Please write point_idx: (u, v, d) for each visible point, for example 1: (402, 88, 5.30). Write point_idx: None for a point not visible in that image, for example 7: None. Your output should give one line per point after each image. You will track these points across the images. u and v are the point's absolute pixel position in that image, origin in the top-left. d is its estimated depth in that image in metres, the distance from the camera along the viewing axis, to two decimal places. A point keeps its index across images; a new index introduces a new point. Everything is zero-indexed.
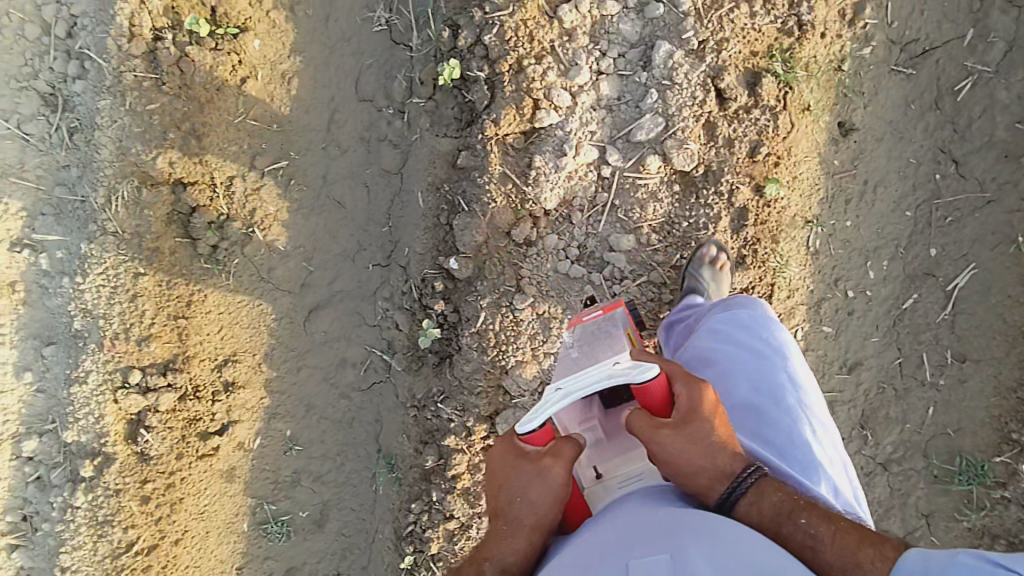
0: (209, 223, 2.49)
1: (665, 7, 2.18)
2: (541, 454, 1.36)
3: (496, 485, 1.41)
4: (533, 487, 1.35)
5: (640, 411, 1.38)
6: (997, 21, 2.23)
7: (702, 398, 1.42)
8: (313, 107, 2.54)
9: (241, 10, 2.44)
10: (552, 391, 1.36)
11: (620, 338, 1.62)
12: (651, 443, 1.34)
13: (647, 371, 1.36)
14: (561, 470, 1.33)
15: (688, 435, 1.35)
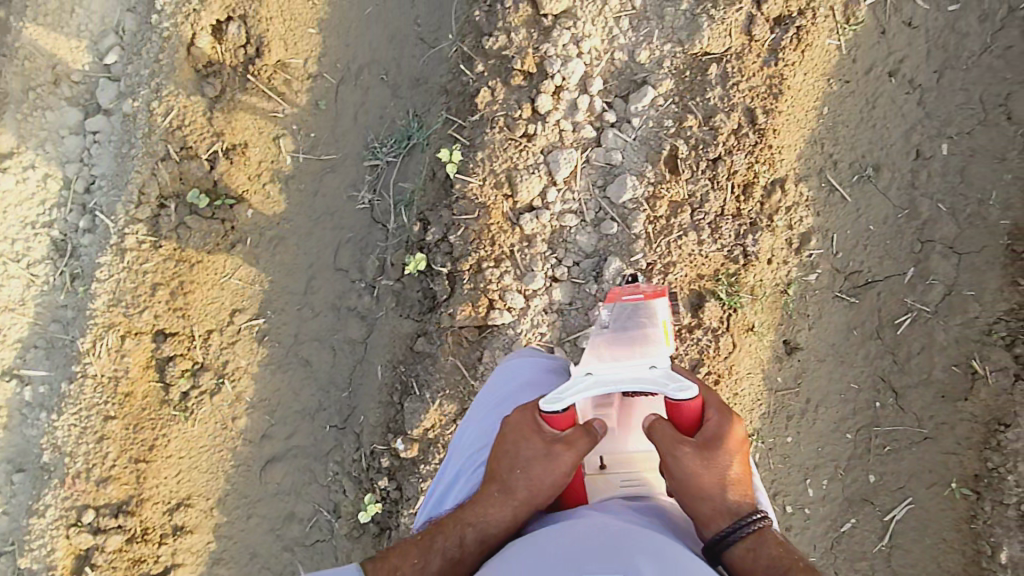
0: (183, 371, 2.65)
1: (619, 225, 2.35)
2: (554, 439, 1.54)
3: (502, 451, 1.60)
4: (536, 465, 1.54)
5: (665, 423, 1.54)
6: (937, 264, 2.33)
7: (728, 431, 1.56)
8: (294, 272, 2.76)
9: (239, 183, 2.68)
10: (583, 375, 1.55)
11: (656, 326, 1.68)
12: (667, 452, 1.52)
13: (684, 392, 1.49)
14: (570, 458, 1.52)
15: (702, 459, 1.51)
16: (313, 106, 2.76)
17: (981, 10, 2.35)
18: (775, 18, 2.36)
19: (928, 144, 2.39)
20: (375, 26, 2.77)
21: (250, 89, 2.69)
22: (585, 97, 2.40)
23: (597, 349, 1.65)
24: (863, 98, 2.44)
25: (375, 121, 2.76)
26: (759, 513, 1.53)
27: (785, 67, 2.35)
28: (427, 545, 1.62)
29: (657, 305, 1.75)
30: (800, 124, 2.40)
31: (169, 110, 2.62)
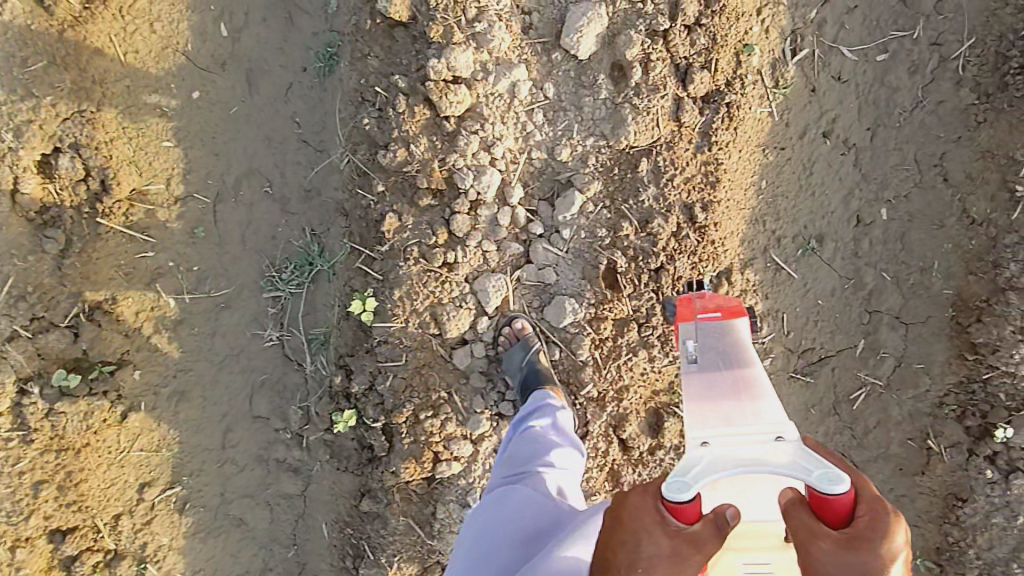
0: (95, 565, 2.34)
1: (562, 350, 2.17)
2: (680, 532, 1.11)
3: (620, 544, 1.13)
4: (659, 573, 1.08)
5: (807, 505, 1.12)
6: (887, 337, 2.27)
7: (892, 535, 1.06)
8: (207, 426, 2.41)
9: (116, 346, 2.26)
10: (700, 451, 1.26)
11: (753, 372, 1.49)
12: (805, 544, 1.07)
13: (838, 483, 1.10)
14: (701, 563, 1.09)
15: (853, 567, 1.03)
16: (187, 236, 2.31)
17: (912, 60, 2.17)
18: (704, 95, 2.11)
19: (868, 210, 2.25)
20: (243, 128, 2.31)
21: (104, 233, 2.23)
22: (506, 211, 2.12)
23: (698, 409, 1.42)
24: (800, 165, 2.25)
25: (266, 243, 2.36)
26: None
27: (719, 151, 2.13)
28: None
29: (738, 326, 1.58)
30: (740, 206, 2.22)
31: (4, 276, 2.14)
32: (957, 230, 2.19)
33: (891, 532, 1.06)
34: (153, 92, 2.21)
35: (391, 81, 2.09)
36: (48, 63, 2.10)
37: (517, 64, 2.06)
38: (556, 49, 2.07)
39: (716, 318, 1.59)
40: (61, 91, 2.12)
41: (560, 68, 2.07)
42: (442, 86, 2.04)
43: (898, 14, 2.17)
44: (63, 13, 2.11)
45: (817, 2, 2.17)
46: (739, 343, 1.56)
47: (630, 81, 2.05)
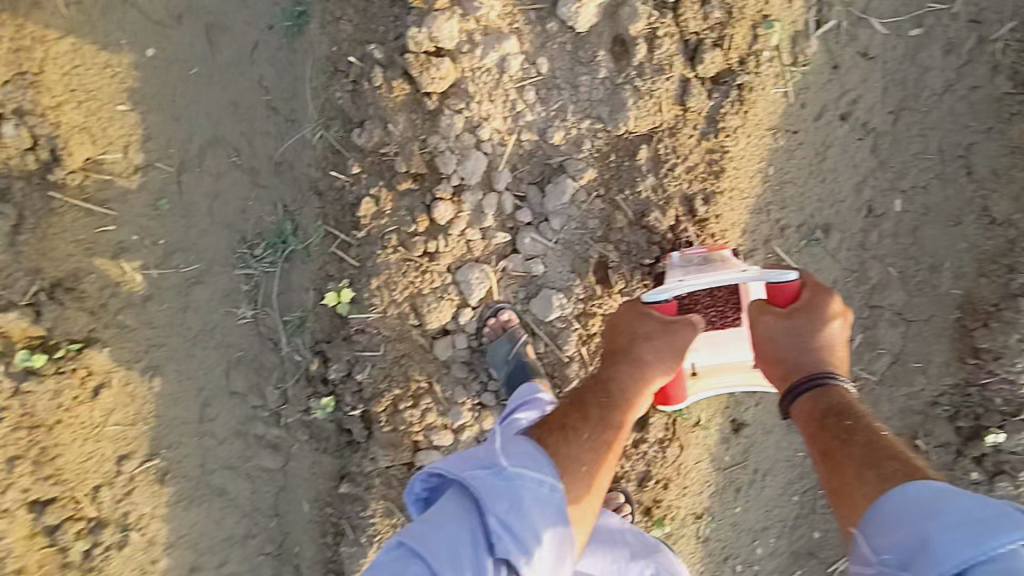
0: (78, 533, 2.32)
1: (547, 343, 2.06)
2: (667, 320, 1.75)
3: (621, 331, 1.78)
4: (656, 339, 1.72)
5: (764, 303, 1.73)
6: (886, 334, 2.15)
7: (826, 306, 1.69)
8: (183, 399, 2.33)
9: (80, 325, 2.17)
10: (677, 281, 1.76)
11: (729, 251, 1.86)
12: (757, 320, 1.72)
13: (781, 275, 1.65)
14: (688, 331, 1.72)
15: (787, 327, 1.67)
16: (151, 208, 2.16)
17: (948, 37, 2.01)
18: (713, 76, 1.93)
19: (881, 201, 2.09)
20: (206, 90, 2.11)
21: (58, 208, 2.08)
22: (493, 196, 1.96)
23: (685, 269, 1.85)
24: (813, 149, 2.05)
25: (235, 216, 2.20)
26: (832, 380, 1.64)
27: (726, 137, 1.95)
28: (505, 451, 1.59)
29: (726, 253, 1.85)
30: (745, 195, 2.03)
31: None
32: (975, 228, 2.07)
33: (827, 309, 1.68)
34: (104, 51, 2.02)
35: (367, 50, 1.89)
36: None
37: (508, 34, 1.85)
38: (551, 18, 1.86)
39: (703, 254, 1.90)
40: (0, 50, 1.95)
41: (555, 40, 1.87)
42: (423, 59, 1.83)
43: None
44: None
45: None
46: (726, 260, 1.82)
47: (633, 59, 1.86)
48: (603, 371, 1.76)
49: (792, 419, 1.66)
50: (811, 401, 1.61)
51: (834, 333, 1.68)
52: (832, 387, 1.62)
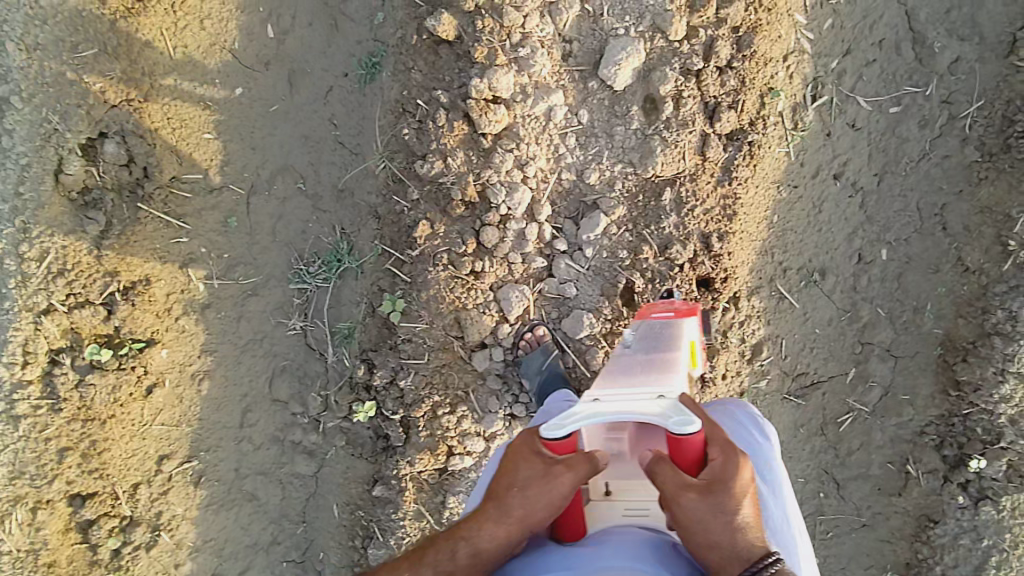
0: (110, 529, 2.38)
1: (574, 359, 2.28)
2: (554, 462, 1.44)
3: (502, 470, 1.52)
4: (534, 485, 1.44)
5: (670, 463, 1.40)
6: (876, 367, 2.41)
7: (734, 473, 1.43)
8: (226, 403, 2.47)
9: (146, 324, 2.34)
10: (588, 400, 1.49)
11: (677, 352, 1.73)
12: (674, 500, 1.38)
13: (687, 425, 1.38)
14: (569, 481, 1.40)
15: (709, 506, 1.37)
16: (221, 225, 2.39)
17: (923, 114, 2.33)
18: (728, 133, 2.24)
19: (870, 249, 2.38)
20: (282, 123, 2.39)
21: (143, 217, 2.31)
22: (534, 226, 2.23)
23: (603, 380, 1.61)
24: (811, 202, 2.37)
25: (296, 236, 2.43)
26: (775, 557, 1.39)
27: (738, 186, 2.26)
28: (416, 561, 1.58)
29: (686, 324, 1.84)
30: (752, 238, 2.34)
31: (45, 253, 2.22)
32: (951, 275, 2.35)
33: (740, 475, 1.43)
34: (198, 85, 2.30)
35: (434, 95, 2.20)
36: (98, 52, 2.20)
37: (554, 88, 2.17)
38: (593, 77, 2.18)
39: (669, 316, 1.90)
40: (111, 82, 2.22)
41: (595, 95, 2.19)
42: (482, 105, 2.13)
43: (914, 70, 2.32)
44: (117, 4, 2.20)
45: (838, 53, 2.32)
46: (676, 338, 1.78)
47: (661, 115, 2.17)
48: (482, 507, 1.54)
49: None
50: None
51: (750, 500, 1.44)
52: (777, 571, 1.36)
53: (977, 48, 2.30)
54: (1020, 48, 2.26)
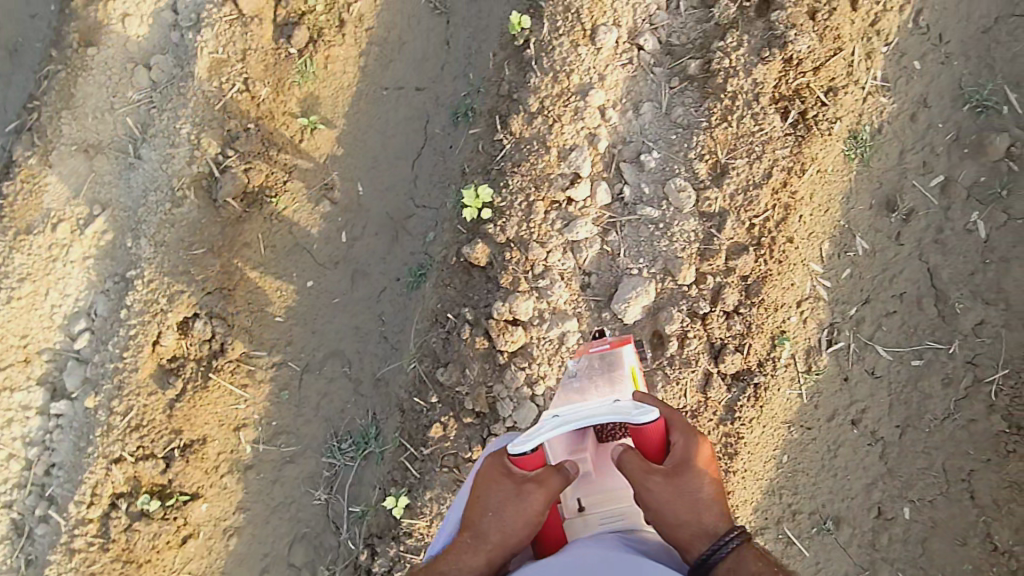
0: None
1: None
2: (525, 479, 1.64)
3: (476, 498, 1.69)
4: (508, 506, 1.63)
5: (635, 452, 1.66)
6: None
7: (694, 450, 1.72)
8: (247, 561, 2.68)
9: (195, 480, 2.65)
10: (551, 419, 1.70)
11: (620, 373, 1.90)
12: (641, 485, 1.63)
13: (645, 414, 1.65)
14: (541, 496, 1.61)
15: (675, 487, 1.64)
16: (274, 395, 2.75)
17: (947, 371, 2.32)
18: (734, 373, 2.34)
19: (890, 505, 2.32)
20: (342, 312, 2.82)
21: (212, 385, 2.69)
22: None
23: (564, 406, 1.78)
24: (824, 444, 2.36)
25: (335, 413, 2.74)
26: (738, 531, 1.64)
27: (741, 426, 2.32)
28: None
29: (623, 350, 1.96)
30: (758, 475, 2.35)
31: (129, 409, 2.63)
32: (980, 551, 2.24)
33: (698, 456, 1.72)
34: (278, 277, 2.80)
35: (462, 312, 2.50)
36: (206, 250, 2.72)
37: (569, 314, 2.40)
38: (606, 308, 2.39)
39: (604, 347, 1.97)
40: (212, 271, 2.71)
41: (607, 325, 2.38)
42: (501, 325, 2.41)
43: (936, 325, 2.36)
44: (229, 214, 2.75)
45: (855, 300, 2.41)
46: (619, 368, 1.91)
47: (666, 350, 2.33)
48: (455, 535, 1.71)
49: None
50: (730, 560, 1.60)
51: (708, 479, 1.71)
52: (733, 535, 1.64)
53: (1003, 313, 2.30)
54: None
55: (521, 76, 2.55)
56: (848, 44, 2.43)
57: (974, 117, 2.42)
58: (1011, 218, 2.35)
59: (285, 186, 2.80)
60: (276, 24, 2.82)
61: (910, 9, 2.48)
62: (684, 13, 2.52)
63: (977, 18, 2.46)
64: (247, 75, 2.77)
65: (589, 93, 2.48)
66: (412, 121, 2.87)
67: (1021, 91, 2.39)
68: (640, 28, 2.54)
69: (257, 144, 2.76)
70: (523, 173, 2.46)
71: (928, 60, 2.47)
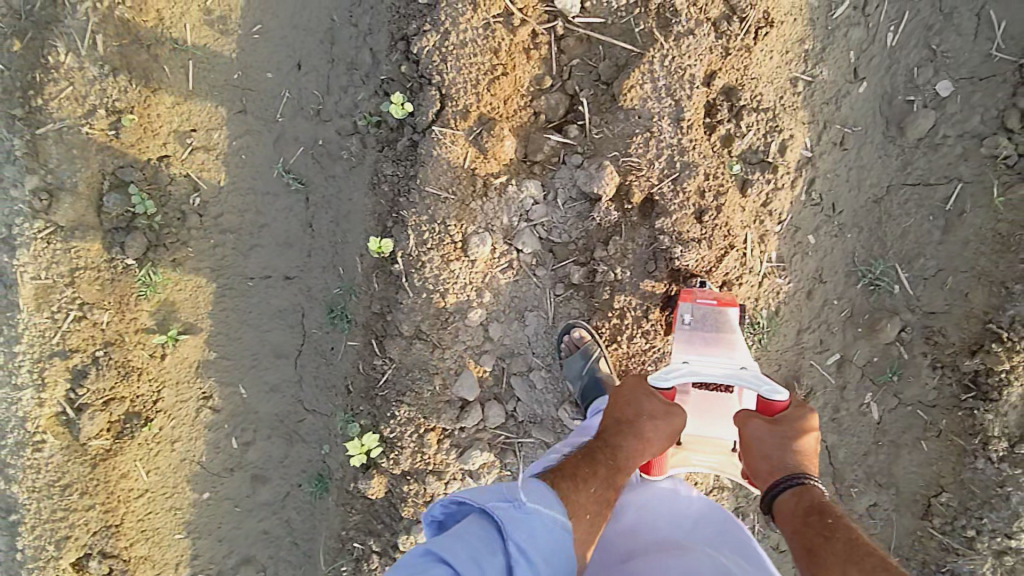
0: None
1: None
2: (670, 402, 1.83)
3: (624, 404, 1.88)
4: (659, 418, 1.80)
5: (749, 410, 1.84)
6: None
7: (804, 418, 1.81)
8: None
9: None
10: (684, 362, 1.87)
11: (732, 333, 2.00)
12: (745, 424, 1.80)
13: (775, 392, 1.78)
14: (682, 418, 1.81)
15: (771, 433, 1.76)
16: None
17: None
18: None
19: None
20: (247, 518, 2.70)
21: None
22: None
23: (687, 347, 1.97)
24: None
25: None
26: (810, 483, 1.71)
27: None
28: (575, 498, 1.64)
29: (729, 311, 2.04)
30: None
31: None
32: None
33: (804, 419, 1.81)
34: (169, 496, 2.61)
35: (368, 541, 2.58)
36: (80, 491, 2.51)
37: None
38: None
39: (711, 305, 2.05)
40: (91, 513, 2.52)
41: None
42: None
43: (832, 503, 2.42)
44: (96, 449, 2.51)
45: None
46: (729, 329, 2.01)
47: None
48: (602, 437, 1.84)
49: (778, 518, 1.70)
50: (798, 498, 1.68)
51: (808, 438, 1.79)
52: (813, 487, 1.70)
53: (893, 497, 2.39)
54: (933, 513, 2.34)
55: (391, 292, 2.40)
56: (739, 234, 2.24)
57: (867, 294, 2.33)
58: (901, 403, 2.35)
59: (155, 407, 2.55)
60: (105, 230, 2.43)
61: (801, 182, 2.27)
62: (563, 206, 2.28)
63: (869, 187, 2.29)
64: (82, 299, 2.44)
65: (467, 311, 2.32)
66: (286, 314, 2.61)
67: (912, 271, 2.29)
68: (516, 226, 2.29)
69: (113, 375, 2.48)
70: (410, 403, 2.38)
71: (822, 233, 2.31)
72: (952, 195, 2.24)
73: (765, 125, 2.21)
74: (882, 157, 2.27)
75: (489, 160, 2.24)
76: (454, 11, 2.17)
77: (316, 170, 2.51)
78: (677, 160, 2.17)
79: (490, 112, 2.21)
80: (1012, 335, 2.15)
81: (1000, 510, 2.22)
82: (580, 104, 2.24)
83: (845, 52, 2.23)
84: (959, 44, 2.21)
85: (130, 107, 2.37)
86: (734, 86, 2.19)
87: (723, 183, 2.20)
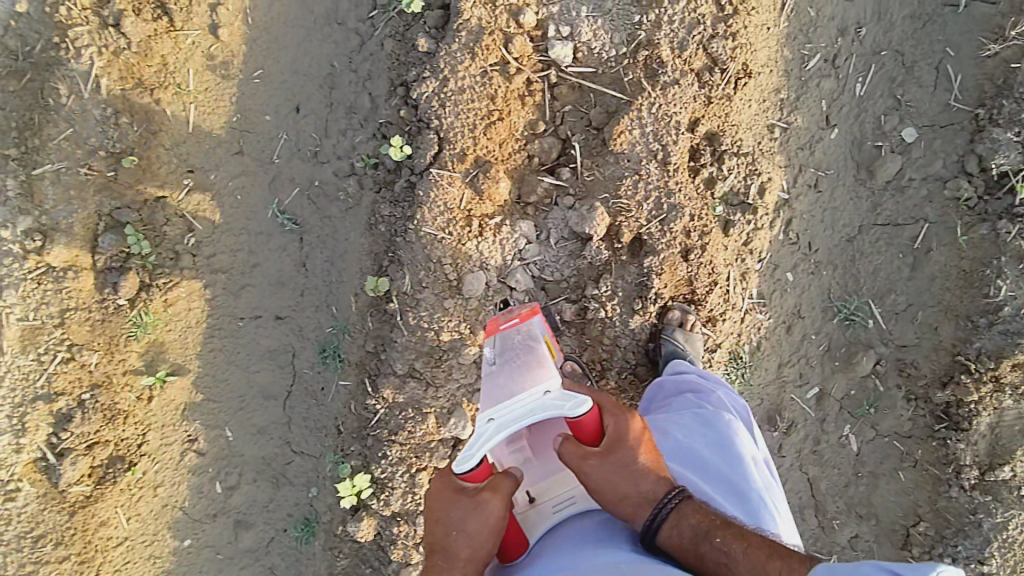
0: None
1: None
2: (477, 490, 1.58)
3: (436, 521, 1.61)
4: (469, 522, 1.55)
5: (571, 441, 1.65)
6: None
7: (626, 428, 1.70)
8: None
9: None
10: (488, 424, 1.58)
11: (537, 347, 1.83)
12: (581, 469, 1.61)
13: (577, 407, 1.62)
14: (498, 502, 1.55)
15: (613, 464, 1.61)
16: None
17: None
18: None
19: None
20: (226, 567, 2.57)
21: None
22: None
23: (490, 390, 1.71)
24: None
25: None
26: (675, 492, 1.66)
27: None
28: None
29: (533, 323, 1.94)
30: None
31: None
32: None
33: (624, 433, 1.68)
34: (149, 545, 2.50)
35: None
36: (55, 541, 2.41)
37: None
38: None
39: (515, 324, 1.94)
40: (65, 564, 2.41)
41: None
42: None
43: (816, 536, 2.46)
44: (75, 496, 2.42)
45: None
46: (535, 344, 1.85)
47: None
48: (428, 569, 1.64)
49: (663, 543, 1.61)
50: (674, 513, 1.62)
51: (643, 451, 1.69)
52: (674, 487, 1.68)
53: (874, 528, 2.44)
54: (913, 543, 2.40)
55: (385, 329, 2.43)
56: (722, 271, 2.35)
57: (843, 329, 2.44)
58: (879, 434, 2.44)
59: (140, 451, 2.47)
60: (97, 270, 2.42)
61: (779, 222, 2.40)
62: (555, 245, 2.36)
63: (842, 227, 2.43)
64: (70, 340, 2.40)
65: (461, 349, 2.35)
66: (277, 354, 2.57)
67: (884, 306, 2.42)
68: (509, 265, 2.36)
69: (99, 419, 2.42)
70: (401, 443, 2.38)
71: (799, 270, 2.43)
72: (919, 235, 2.39)
73: (745, 169, 2.35)
74: (853, 200, 2.43)
75: (484, 202, 2.31)
76: (454, 59, 2.27)
77: (310, 210, 2.54)
78: (665, 202, 2.28)
79: (486, 155, 2.32)
80: (979, 366, 2.28)
81: (972, 537, 2.31)
82: (572, 148, 2.36)
83: (817, 101, 2.41)
84: (921, 95, 2.40)
85: (130, 150, 2.41)
86: (717, 132, 2.33)
87: (707, 223, 2.31)
